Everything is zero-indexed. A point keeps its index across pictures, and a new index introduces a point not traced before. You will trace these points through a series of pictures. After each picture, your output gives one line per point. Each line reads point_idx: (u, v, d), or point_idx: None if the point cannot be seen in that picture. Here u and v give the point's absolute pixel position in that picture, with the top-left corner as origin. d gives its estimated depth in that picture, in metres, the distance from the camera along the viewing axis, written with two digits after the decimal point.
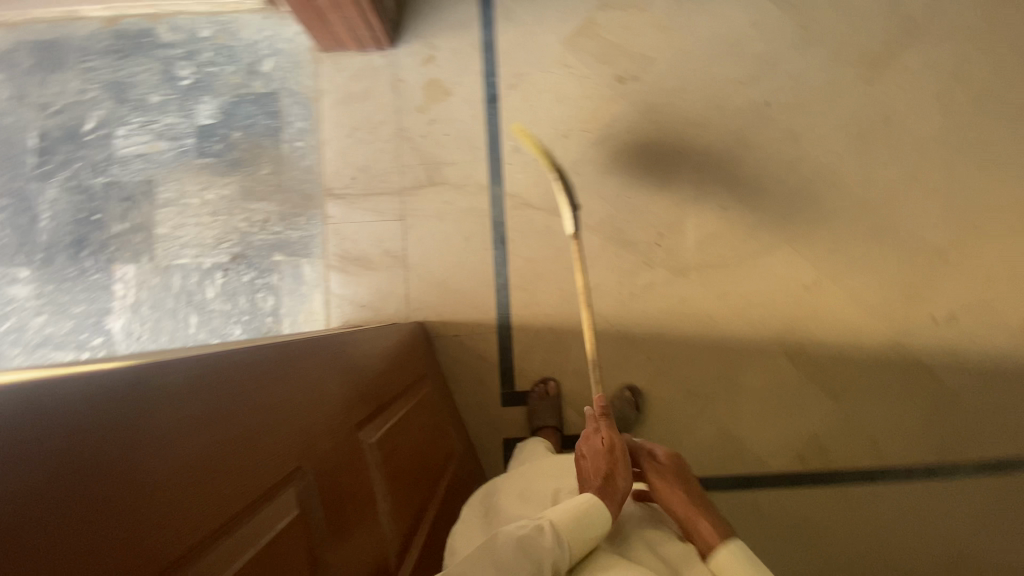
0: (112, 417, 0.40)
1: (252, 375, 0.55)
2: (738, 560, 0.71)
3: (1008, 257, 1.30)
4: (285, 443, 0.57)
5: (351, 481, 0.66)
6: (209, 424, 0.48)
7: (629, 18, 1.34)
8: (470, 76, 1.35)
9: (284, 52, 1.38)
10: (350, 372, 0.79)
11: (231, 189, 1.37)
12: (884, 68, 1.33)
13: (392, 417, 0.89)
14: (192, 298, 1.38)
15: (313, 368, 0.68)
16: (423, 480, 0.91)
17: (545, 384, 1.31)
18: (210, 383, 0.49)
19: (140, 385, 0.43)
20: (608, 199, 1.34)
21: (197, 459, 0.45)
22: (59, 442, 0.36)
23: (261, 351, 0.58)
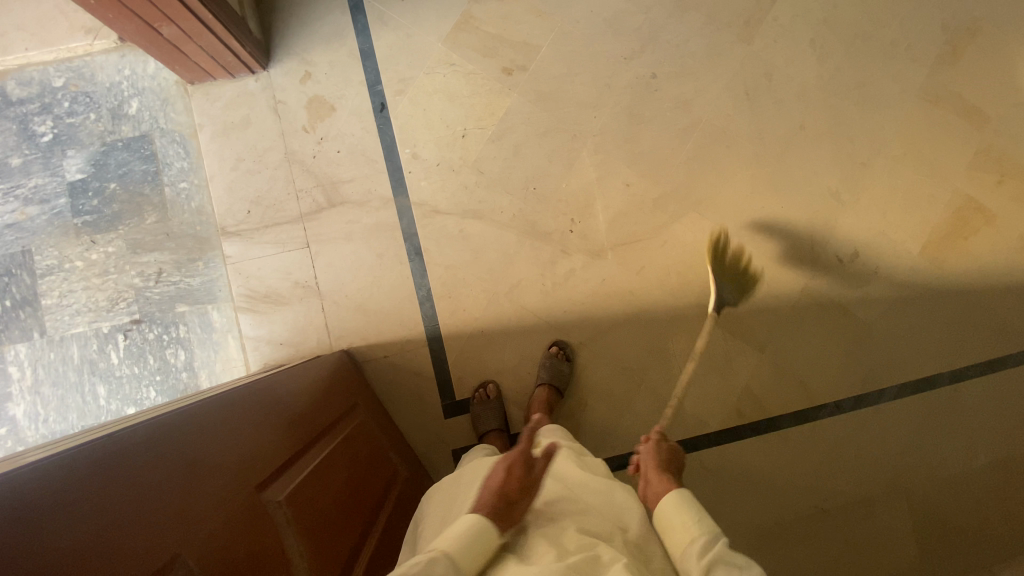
0: (113, 463, 0.53)
1: (210, 425, 0.68)
2: (679, 505, 0.78)
3: (896, 188, 1.37)
4: (247, 473, 0.69)
5: (308, 500, 0.78)
6: (140, 478, 0.55)
7: (504, 8, 1.32)
8: (354, 88, 1.29)
9: (148, 90, 1.29)
10: (291, 414, 0.90)
11: (118, 244, 1.28)
12: (760, 24, 1.37)
13: (313, 459, 0.87)
14: (97, 368, 1.28)
15: (257, 416, 0.80)
16: (359, 512, 0.90)
17: (484, 388, 1.29)
18: (180, 433, 0.63)
19: (130, 439, 0.57)
20: (516, 193, 1.33)
21: (132, 509, 0.53)
22: (77, 484, 0.49)
23: (214, 406, 0.72)
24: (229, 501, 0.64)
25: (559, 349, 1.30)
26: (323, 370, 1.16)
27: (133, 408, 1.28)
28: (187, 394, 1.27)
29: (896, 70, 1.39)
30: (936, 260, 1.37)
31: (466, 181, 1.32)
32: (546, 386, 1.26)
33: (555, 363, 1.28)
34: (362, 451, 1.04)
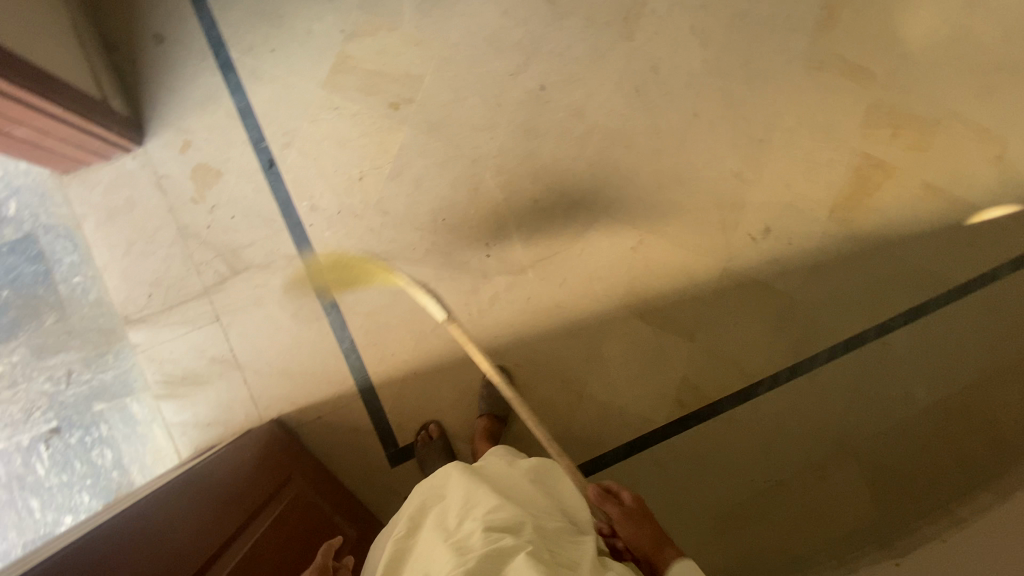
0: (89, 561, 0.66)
1: (166, 514, 0.80)
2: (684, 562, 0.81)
3: (797, 159, 1.39)
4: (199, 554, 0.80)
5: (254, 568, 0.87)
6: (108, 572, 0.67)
7: (379, 42, 1.29)
8: (238, 149, 1.25)
9: (23, 186, 1.23)
10: (242, 483, 0.99)
11: (20, 352, 1.22)
12: (639, 19, 1.37)
13: (249, 537, 0.91)
14: (25, 481, 1.19)
15: (210, 494, 0.91)
16: None
17: (426, 429, 1.28)
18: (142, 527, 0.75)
19: (101, 538, 0.69)
20: (425, 227, 1.30)
21: None
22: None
23: (171, 495, 0.83)
24: None
25: (496, 374, 1.29)
26: (257, 444, 1.12)
27: (69, 516, 1.20)
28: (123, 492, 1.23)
29: (779, 43, 1.40)
30: (845, 221, 1.40)
31: (372, 224, 1.29)
32: (487, 417, 1.25)
33: (493, 393, 1.27)
34: (302, 524, 1.04)
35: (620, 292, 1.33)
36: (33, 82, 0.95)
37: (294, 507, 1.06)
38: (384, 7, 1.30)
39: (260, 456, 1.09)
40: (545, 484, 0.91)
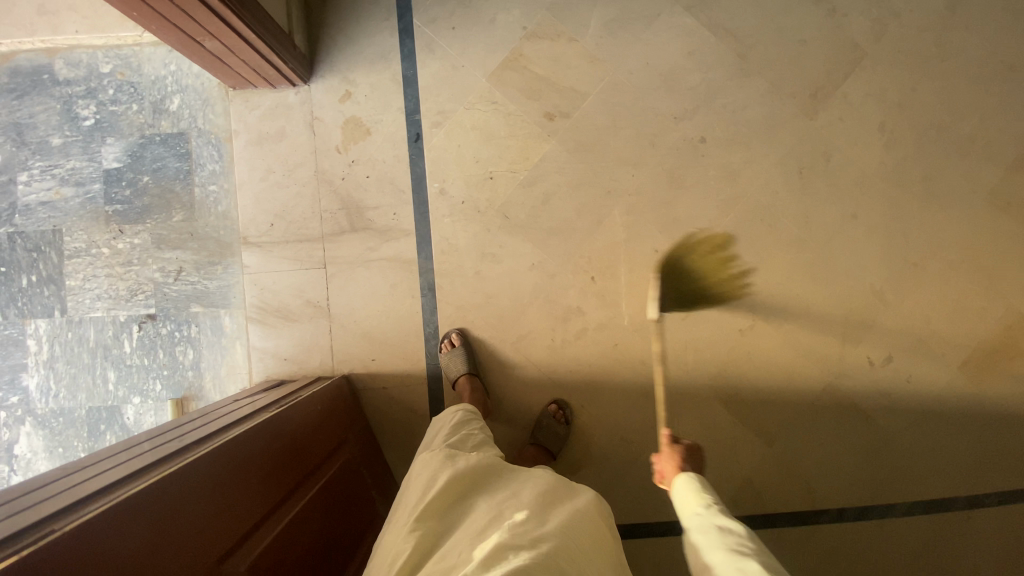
0: (168, 493, 0.67)
1: (236, 458, 0.81)
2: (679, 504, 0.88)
3: (946, 295, 1.28)
4: (260, 501, 0.82)
5: (302, 525, 0.88)
6: (183, 507, 0.69)
7: (556, 49, 1.27)
8: (392, 113, 1.27)
9: (191, 88, 1.29)
10: (302, 438, 1.00)
11: (143, 237, 1.30)
12: (826, 100, 1.27)
13: (303, 495, 0.93)
14: (109, 353, 1.30)
15: (275, 444, 0.91)
16: (327, 560, 0.92)
17: (448, 338, 1.27)
18: (215, 468, 0.76)
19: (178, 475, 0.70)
20: (540, 243, 1.28)
21: (176, 532, 0.66)
22: (144, 510, 0.63)
23: (242, 439, 0.84)
24: (230, 532, 0.74)
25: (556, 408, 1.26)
26: (322, 402, 1.12)
27: (138, 397, 1.30)
28: (190, 392, 1.30)
29: (969, 169, 1.28)
30: (973, 378, 1.28)
31: (490, 224, 1.28)
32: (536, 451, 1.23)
33: (549, 429, 1.25)
34: (345, 493, 1.06)
35: (710, 372, 1.28)
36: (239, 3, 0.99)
37: (342, 475, 1.07)
38: (571, 15, 1.26)
39: (324, 415, 1.10)
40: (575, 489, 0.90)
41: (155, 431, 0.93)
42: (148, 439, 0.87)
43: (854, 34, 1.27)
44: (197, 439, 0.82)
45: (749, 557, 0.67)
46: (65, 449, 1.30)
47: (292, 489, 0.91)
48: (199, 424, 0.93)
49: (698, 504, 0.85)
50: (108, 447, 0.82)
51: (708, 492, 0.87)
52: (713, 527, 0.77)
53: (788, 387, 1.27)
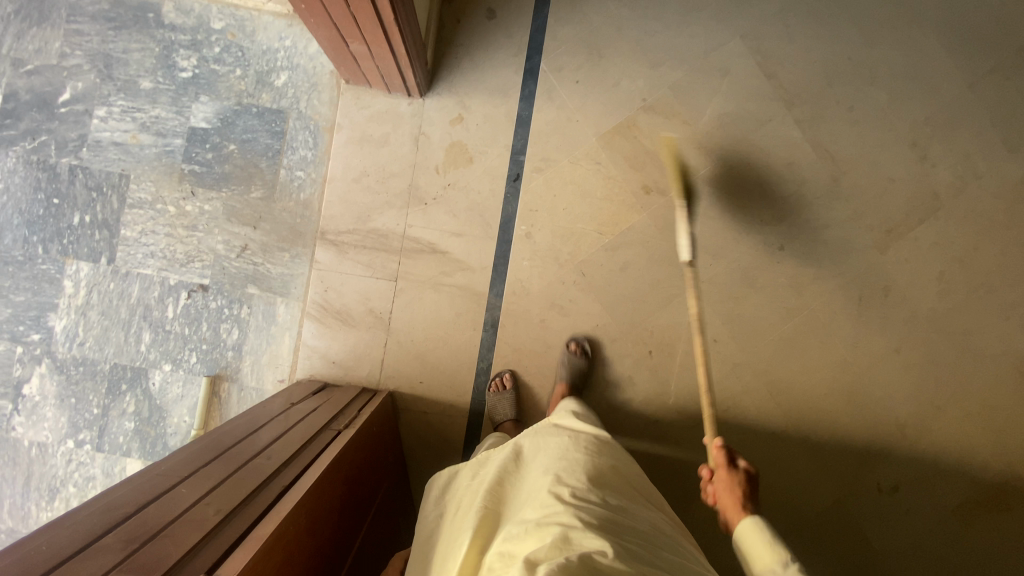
0: (309, 507, 0.70)
1: (338, 480, 0.83)
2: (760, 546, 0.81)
3: (957, 441, 1.38)
4: (345, 525, 0.83)
5: (360, 556, 0.89)
6: (314, 525, 0.71)
7: (669, 127, 1.29)
8: (498, 148, 1.28)
9: (301, 68, 1.26)
10: (367, 462, 1.01)
11: (215, 206, 1.25)
12: (899, 238, 1.35)
13: (364, 522, 0.94)
14: (149, 315, 1.25)
15: (355, 467, 0.93)
16: None
17: (500, 378, 1.27)
18: (328, 487, 0.79)
19: (313, 491, 0.73)
20: (608, 307, 1.31)
21: (309, 547, 0.68)
22: (298, 522, 0.66)
23: (342, 458, 0.87)
24: (330, 554, 0.76)
25: (576, 345, 1.27)
26: (375, 423, 1.12)
27: (169, 365, 1.25)
28: (225, 373, 1.26)
29: (1004, 333, 1.38)
30: (963, 524, 1.37)
31: (566, 277, 1.30)
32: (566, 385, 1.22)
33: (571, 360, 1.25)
34: (382, 523, 1.05)
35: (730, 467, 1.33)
36: (405, 22, 0.98)
37: (381, 508, 1.05)
38: (690, 99, 1.30)
39: (373, 444, 1.07)
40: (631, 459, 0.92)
41: (208, 443, 0.85)
42: (211, 455, 0.80)
43: (937, 185, 1.35)
44: (299, 456, 0.84)
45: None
46: (78, 401, 1.25)
47: (360, 516, 0.92)
48: (260, 445, 0.87)
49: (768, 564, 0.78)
50: (207, 447, 0.82)
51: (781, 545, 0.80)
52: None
53: (800, 493, 1.34)
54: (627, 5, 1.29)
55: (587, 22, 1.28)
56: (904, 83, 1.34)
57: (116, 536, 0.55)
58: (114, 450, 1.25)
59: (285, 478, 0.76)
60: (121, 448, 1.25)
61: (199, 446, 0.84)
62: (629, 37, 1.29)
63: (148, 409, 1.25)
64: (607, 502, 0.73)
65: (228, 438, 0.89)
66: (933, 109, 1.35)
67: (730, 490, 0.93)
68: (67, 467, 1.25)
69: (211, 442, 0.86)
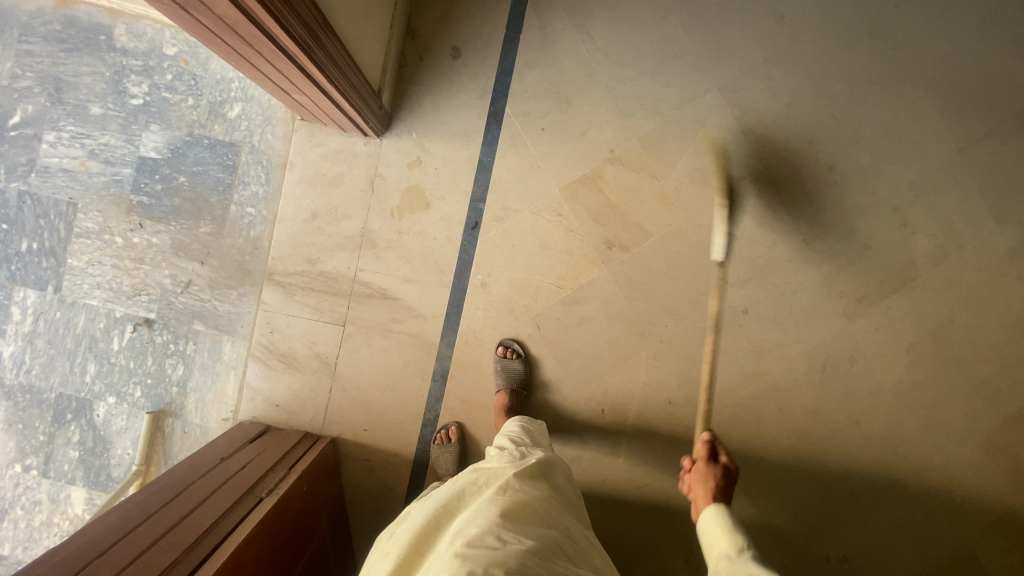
0: None
1: (246, 560, 0.80)
2: (717, 528, 0.85)
3: (914, 517, 1.33)
4: None
5: None
6: None
7: (636, 181, 1.24)
8: (456, 194, 1.23)
9: (255, 100, 1.21)
10: (294, 519, 0.98)
11: (163, 239, 1.22)
12: (870, 307, 1.30)
13: None
14: (95, 346, 1.23)
15: (275, 533, 0.90)
16: None
17: (446, 429, 1.24)
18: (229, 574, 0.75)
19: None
20: (562, 363, 1.26)
21: None
22: None
23: (253, 534, 0.84)
24: None
25: (510, 348, 1.24)
26: (309, 472, 1.09)
27: (114, 398, 1.24)
28: (170, 408, 1.25)
29: (972, 408, 1.33)
30: None
31: (520, 330, 1.26)
32: (506, 392, 1.20)
33: (508, 367, 1.22)
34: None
35: (671, 547, 1.26)
36: (345, 80, 0.95)
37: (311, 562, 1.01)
38: (661, 152, 1.24)
39: (306, 500, 1.04)
40: (549, 486, 0.90)
41: (126, 515, 0.83)
42: (115, 538, 0.77)
43: (915, 253, 1.29)
44: (208, 534, 0.81)
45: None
46: (24, 427, 1.24)
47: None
48: (174, 519, 0.84)
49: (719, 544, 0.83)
50: (115, 525, 0.80)
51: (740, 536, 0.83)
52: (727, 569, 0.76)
53: None
54: (600, 49, 1.22)
55: (557, 66, 1.22)
56: (889, 145, 1.27)
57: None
58: (60, 477, 1.24)
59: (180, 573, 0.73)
60: (66, 476, 1.24)
61: (112, 521, 0.81)
62: (600, 84, 1.23)
63: (93, 439, 1.24)
64: (507, 542, 0.72)
65: (151, 504, 0.87)
66: (919, 173, 1.28)
67: (706, 478, 0.97)
68: (15, 490, 1.23)
69: (127, 515, 0.83)
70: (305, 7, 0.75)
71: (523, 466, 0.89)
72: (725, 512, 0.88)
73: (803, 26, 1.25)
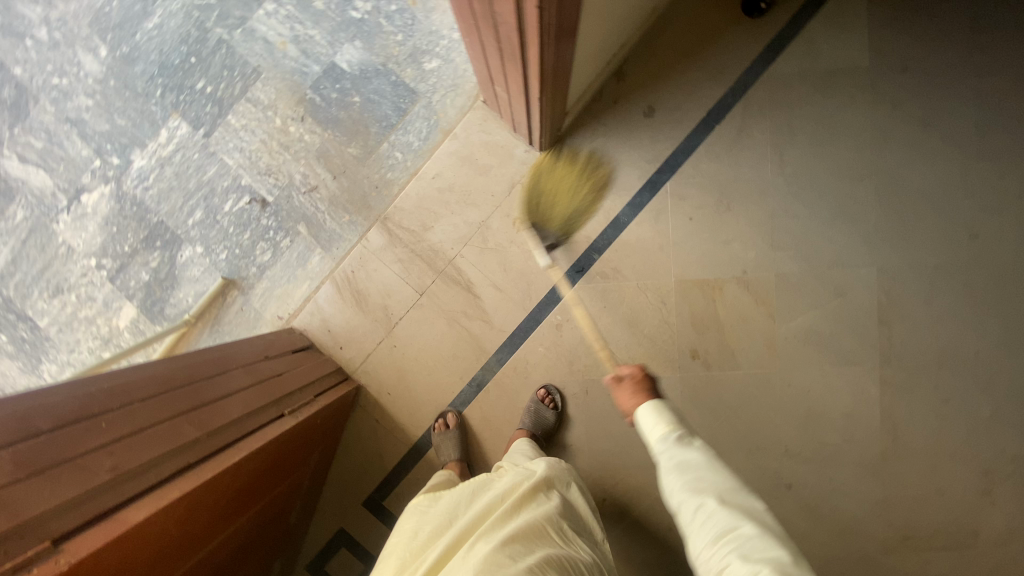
0: (200, 499, 0.71)
1: (247, 469, 0.83)
2: (653, 418, 0.80)
3: None
4: (233, 510, 0.83)
5: (239, 530, 0.88)
6: (196, 515, 0.71)
7: (750, 309, 1.21)
8: (580, 236, 1.23)
9: (453, 64, 1.26)
10: (294, 446, 1.00)
11: (314, 140, 1.29)
12: (912, 551, 1.19)
13: (260, 500, 0.93)
14: (209, 197, 1.32)
15: (277, 451, 0.93)
16: (231, 560, 0.91)
17: (444, 418, 1.25)
18: (231, 478, 0.78)
19: (214, 485, 0.73)
20: (590, 435, 1.24)
21: (182, 536, 0.69)
22: (180, 516, 0.67)
23: (263, 448, 0.87)
24: (205, 536, 0.76)
25: (549, 395, 1.23)
26: (326, 410, 1.11)
27: (201, 249, 1.32)
28: (239, 283, 1.31)
29: None
30: None
31: (569, 384, 1.25)
32: (525, 433, 1.19)
33: (541, 410, 1.22)
34: (279, 505, 1.03)
35: None
36: (547, 103, 0.99)
37: (283, 492, 1.03)
38: (787, 297, 1.21)
39: (310, 434, 1.07)
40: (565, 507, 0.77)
41: (172, 372, 0.87)
42: (162, 390, 0.81)
43: (985, 526, 1.19)
44: (230, 428, 0.85)
45: (713, 498, 0.68)
46: (118, 232, 1.34)
47: (257, 497, 0.91)
48: (212, 395, 0.88)
49: (660, 440, 0.78)
50: (163, 375, 0.85)
51: (670, 418, 0.80)
52: (681, 469, 0.73)
53: None
54: (783, 176, 1.20)
55: (734, 171, 1.20)
56: (1014, 408, 1.19)
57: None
58: (123, 289, 1.34)
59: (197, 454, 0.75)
60: (127, 291, 1.34)
61: (157, 372, 0.85)
62: (766, 206, 1.20)
63: (165, 273, 1.33)
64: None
65: (197, 372, 0.91)
66: None
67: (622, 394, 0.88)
68: (83, 277, 1.35)
69: (169, 373, 0.87)
70: (565, 29, 0.76)
71: (533, 480, 0.78)
72: (659, 403, 0.82)
73: (988, 255, 1.18)
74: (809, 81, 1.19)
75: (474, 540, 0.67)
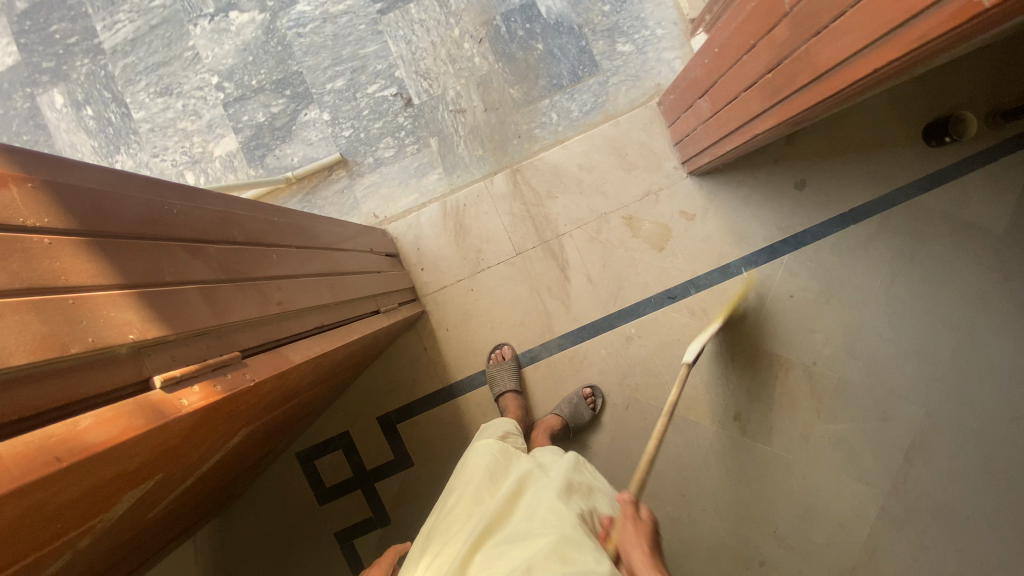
0: (315, 364, 0.70)
1: (345, 352, 0.82)
2: None
3: None
4: (312, 383, 0.82)
5: (297, 403, 0.87)
6: (302, 377, 0.70)
7: (802, 398, 1.27)
8: (685, 267, 1.26)
9: (644, 57, 1.26)
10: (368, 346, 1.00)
11: (482, 65, 1.27)
12: None
13: (324, 382, 0.92)
14: (357, 72, 1.28)
15: (362, 345, 0.92)
16: (274, 427, 0.89)
17: (499, 350, 1.27)
18: (335, 355, 0.77)
19: (328, 356, 0.73)
20: (612, 447, 1.28)
21: (285, 390, 0.68)
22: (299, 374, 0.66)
23: (361, 338, 0.86)
24: (288, 398, 0.75)
25: (593, 396, 1.25)
26: (399, 323, 1.11)
27: (327, 116, 1.29)
28: (350, 166, 1.30)
29: None
30: None
31: (614, 394, 1.28)
32: (560, 419, 1.20)
33: (580, 406, 1.24)
34: (323, 392, 1.03)
35: None
36: (737, 151, 1.01)
37: (332, 382, 1.02)
38: (839, 402, 1.27)
39: (379, 340, 1.06)
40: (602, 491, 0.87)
41: (309, 228, 0.85)
42: (305, 243, 0.79)
43: None
44: (344, 308, 0.84)
45: None
46: (251, 62, 1.29)
47: (325, 380, 0.90)
48: (337, 268, 0.87)
49: None
50: (306, 230, 0.83)
51: None
52: None
53: None
54: (886, 295, 1.26)
55: (844, 272, 1.26)
56: None
57: (180, 251, 0.49)
58: (232, 118, 1.29)
59: (322, 320, 0.74)
60: (236, 122, 1.29)
61: (301, 224, 0.83)
62: (858, 315, 1.26)
63: (282, 123, 1.29)
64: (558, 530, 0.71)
65: (326, 239, 0.90)
66: None
67: (629, 535, 0.74)
68: (195, 88, 1.29)
69: (309, 229, 0.85)
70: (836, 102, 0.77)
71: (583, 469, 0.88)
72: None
73: None
74: (947, 223, 1.24)
75: (539, 506, 0.76)
